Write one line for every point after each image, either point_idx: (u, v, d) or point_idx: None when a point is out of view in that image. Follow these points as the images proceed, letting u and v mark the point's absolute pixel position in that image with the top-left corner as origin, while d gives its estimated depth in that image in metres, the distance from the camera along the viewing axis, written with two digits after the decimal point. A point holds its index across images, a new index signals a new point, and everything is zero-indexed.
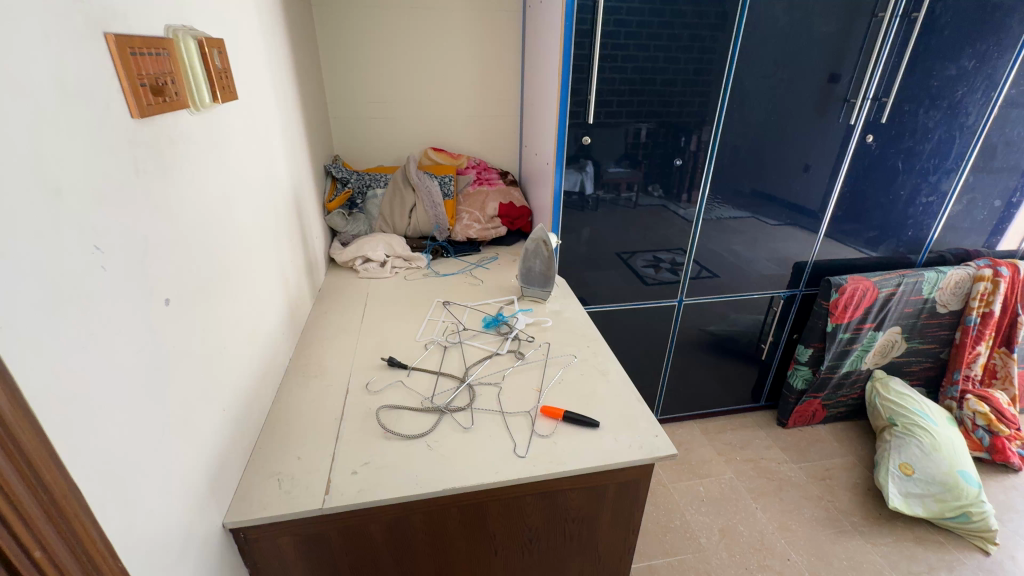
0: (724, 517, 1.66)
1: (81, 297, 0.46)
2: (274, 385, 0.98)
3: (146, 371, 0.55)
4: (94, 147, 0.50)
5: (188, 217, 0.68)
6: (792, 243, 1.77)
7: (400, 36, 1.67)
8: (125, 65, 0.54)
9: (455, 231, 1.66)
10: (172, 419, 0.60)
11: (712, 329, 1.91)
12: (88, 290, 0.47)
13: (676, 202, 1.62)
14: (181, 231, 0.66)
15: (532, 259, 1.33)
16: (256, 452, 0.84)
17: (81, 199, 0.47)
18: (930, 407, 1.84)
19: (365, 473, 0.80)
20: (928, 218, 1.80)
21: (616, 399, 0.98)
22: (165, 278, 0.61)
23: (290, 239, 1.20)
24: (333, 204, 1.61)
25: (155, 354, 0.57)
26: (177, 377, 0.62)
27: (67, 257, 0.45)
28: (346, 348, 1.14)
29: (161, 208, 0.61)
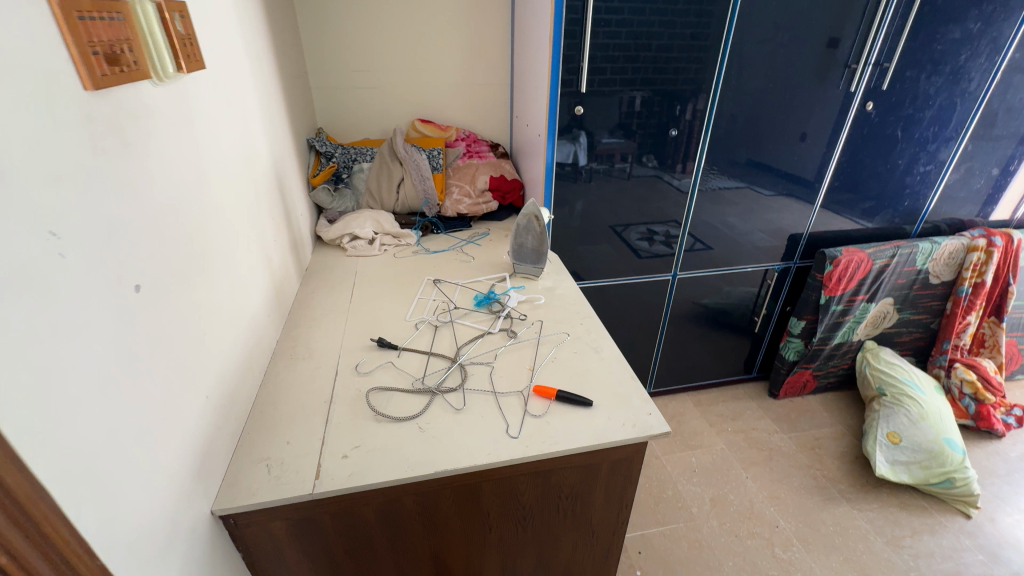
0: (715, 486, 1.69)
1: (38, 288, 0.43)
2: (261, 367, 0.96)
3: (118, 362, 0.53)
4: (43, 123, 0.45)
5: (157, 198, 0.64)
6: (788, 215, 1.75)
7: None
8: (72, 31, 0.49)
9: (444, 206, 1.62)
10: (152, 410, 0.58)
11: (705, 302, 1.91)
12: (46, 281, 0.44)
13: (670, 173, 1.59)
14: (151, 214, 0.62)
15: (524, 235, 1.30)
16: (244, 437, 0.82)
17: (31, 182, 0.43)
18: (919, 376, 1.87)
19: (356, 456, 0.79)
20: (925, 187, 1.77)
21: (609, 377, 0.97)
22: (135, 264, 0.58)
23: (273, 216, 1.16)
24: (318, 180, 1.54)
25: (128, 344, 0.55)
26: (154, 366, 0.60)
27: (20, 247, 0.42)
28: (335, 329, 1.12)
29: (126, 188, 0.57)
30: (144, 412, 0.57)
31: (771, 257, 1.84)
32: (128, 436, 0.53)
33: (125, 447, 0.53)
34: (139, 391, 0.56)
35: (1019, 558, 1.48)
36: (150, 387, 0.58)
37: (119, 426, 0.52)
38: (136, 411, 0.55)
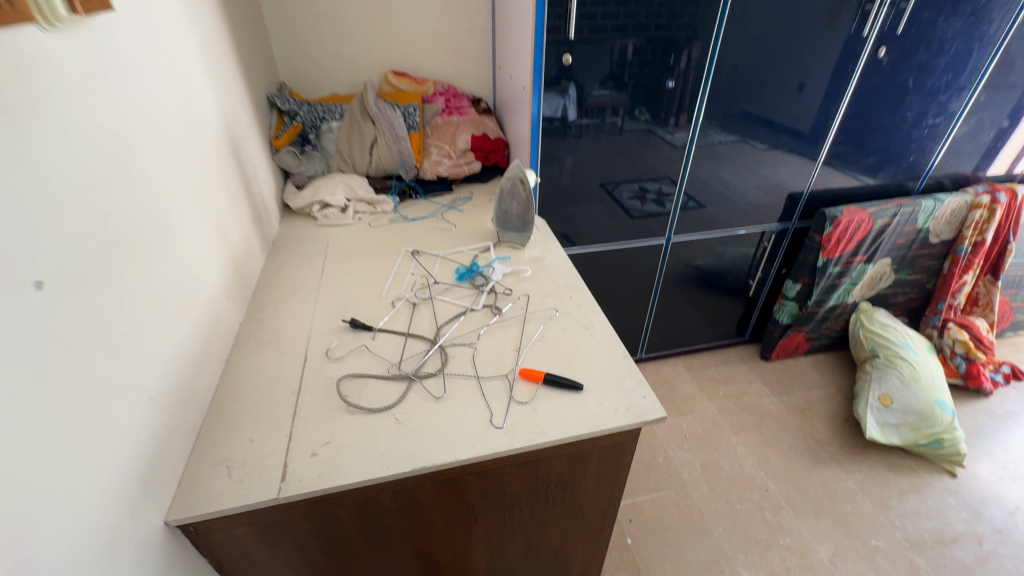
0: (705, 452, 1.68)
1: None
2: (221, 354, 0.88)
3: (16, 376, 0.45)
4: None
5: (62, 174, 0.53)
6: (785, 170, 1.65)
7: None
8: None
9: (423, 168, 1.50)
10: (73, 425, 0.51)
11: (698, 264, 1.83)
12: None
13: (663, 126, 1.47)
14: (54, 195, 0.52)
15: (508, 200, 1.20)
16: (203, 435, 0.75)
17: None
18: (912, 337, 1.84)
19: (327, 454, 0.73)
20: (932, 141, 1.68)
21: (600, 357, 0.91)
22: (32, 257, 0.48)
23: (228, 185, 1.04)
24: (282, 142, 1.39)
25: (29, 354, 0.46)
26: (72, 374, 0.52)
27: None
28: (305, 308, 1.03)
29: (10, 166, 0.47)
30: (62, 430, 0.49)
31: (762, 214, 1.74)
32: (38, 461, 0.46)
33: (36, 473, 0.45)
34: (51, 405, 0.48)
35: (1001, 515, 1.50)
36: (68, 398, 0.50)
37: (23, 450, 0.44)
38: (48, 430, 0.47)
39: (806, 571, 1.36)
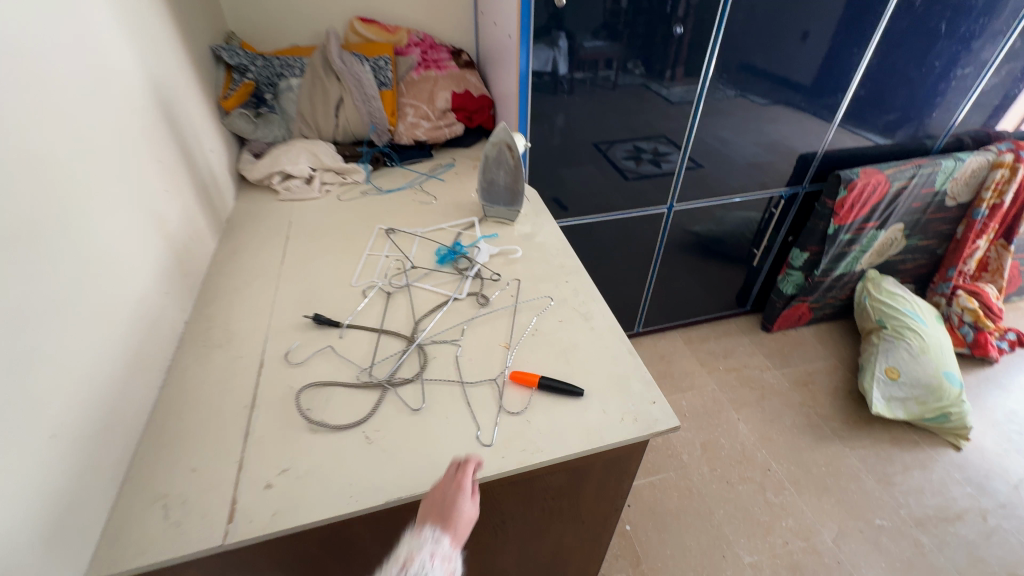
0: (706, 431, 1.61)
1: None
2: (160, 362, 0.75)
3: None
4: None
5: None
6: (789, 126, 1.50)
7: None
8: None
9: (398, 132, 1.32)
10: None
11: (696, 230, 1.70)
12: None
13: (658, 81, 1.30)
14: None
15: (494, 169, 1.05)
16: (135, 466, 0.64)
17: None
18: (920, 306, 1.76)
19: (284, 485, 0.62)
20: (958, 95, 1.53)
21: (602, 354, 0.79)
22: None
23: (162, 159, 0.88)
24: (231, 104, 1.20)
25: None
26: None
27: None
28: (262, 300, 0.90)
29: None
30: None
31: (761, 171, 1.59)
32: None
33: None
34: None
35: (1005, 489, 1.47)
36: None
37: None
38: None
39: (809, 553, 1.32)
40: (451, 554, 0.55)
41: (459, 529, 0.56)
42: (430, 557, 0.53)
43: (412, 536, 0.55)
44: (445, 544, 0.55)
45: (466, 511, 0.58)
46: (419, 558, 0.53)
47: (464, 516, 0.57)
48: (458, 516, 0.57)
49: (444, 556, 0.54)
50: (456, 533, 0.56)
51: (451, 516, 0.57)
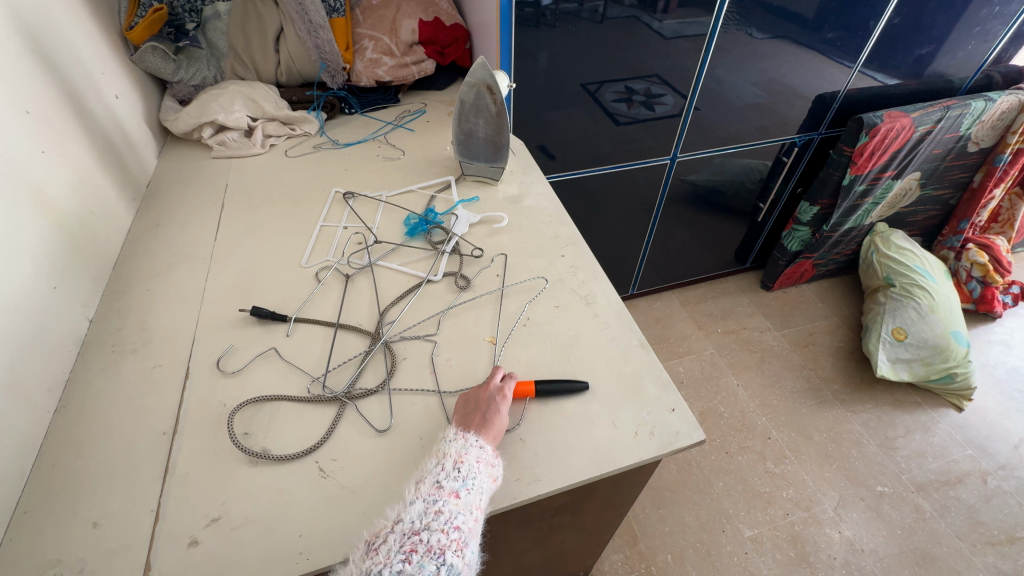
0: (704, 398, 1.53)
1: None
2: (49, 380, 0.59)
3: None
4: None
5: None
6: (789, 63, 1.30)
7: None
8: None
9: (355, 73, 1.10)
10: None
11: (694, 180, 1.53)
12: None
13: (650, 11, 1.09)
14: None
15: (472, 118, 0.86)
16: (16, 524, 0.49)
17: None
18: (929, 262, 1.66)
19: (214, 541, 0.48)
20: (997, 24, 1.36)
21: (608, 349, 0.66)
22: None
23: (35, 114, 0.67)
24: (140, 36, 0.94)
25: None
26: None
27: None
28: (190, 289, 0.72)
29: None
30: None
31: (764, 116, 1.41)
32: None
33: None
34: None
35: (1006, 449, 1.44)
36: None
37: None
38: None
39: (811, 524, 1.27)
40: (496, 459, 0.52)
41: (498, 435, 0.54)
42: (478, 459, 0.50)
43: (455, 437, 0.52)
44: (489, 445, 0.52)
45: (503, 418, 0.55)
46: (468, 456, 0.49)
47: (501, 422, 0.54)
48: (496, 421, 0.54)
49: (489, 460, 0.51)
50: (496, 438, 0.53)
51: (490, 422, 0.54)
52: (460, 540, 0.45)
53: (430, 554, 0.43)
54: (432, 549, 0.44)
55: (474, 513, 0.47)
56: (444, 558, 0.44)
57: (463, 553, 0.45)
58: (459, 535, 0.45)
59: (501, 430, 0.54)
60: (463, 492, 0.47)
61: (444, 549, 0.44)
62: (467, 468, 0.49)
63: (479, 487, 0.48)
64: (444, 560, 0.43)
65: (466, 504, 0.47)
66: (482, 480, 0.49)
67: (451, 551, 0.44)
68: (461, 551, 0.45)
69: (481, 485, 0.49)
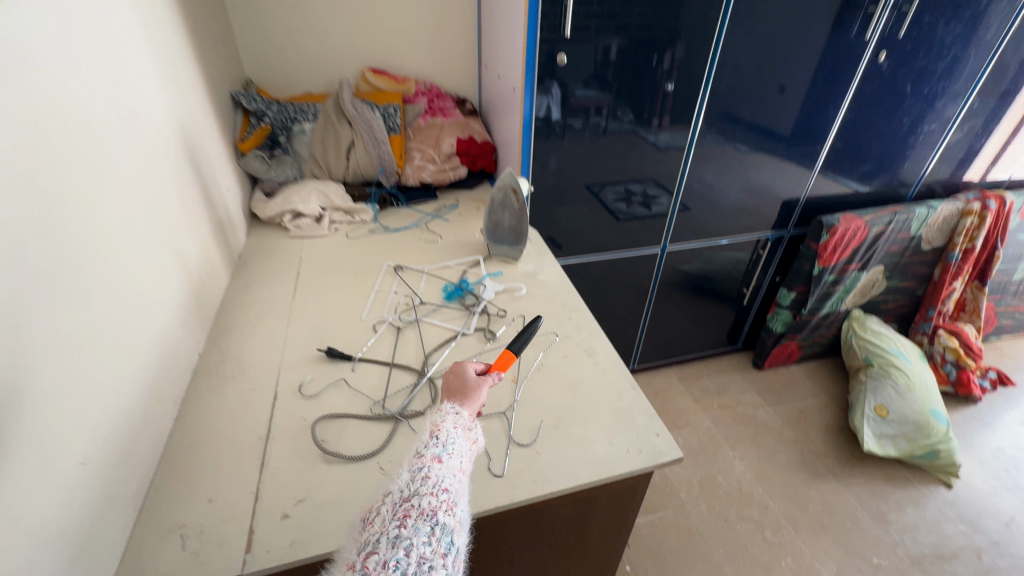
0: (702, 468, 1.62)
1: None
2: (175, 395, 0.76)
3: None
4: None
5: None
6: (757, 174, 1.58)
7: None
8: None
9: (405, 174, 1.39)
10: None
11: (687, 269, 1.76)
12: None
13: (646, 128, 1.38)
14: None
15: (499, 212, 1.11)
16: (151, 498, 0.64)
17: None
18: (904, 346, 1.83)
19: (299, 516, 0.63)
20: (926, 148, 1.66)
21: (607, 389, 0.83)
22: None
23: (186, 199, 0.91)
24: (248, 146, 1.26)
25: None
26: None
27: None
28: (275, 334, 0.92)
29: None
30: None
31: (745, 215, 1.67)
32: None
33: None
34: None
35: (998, 526, 1.49)
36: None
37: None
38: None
39: None
40: (473, 425, 0.59)
41: (473, 396, 0.63)
42: (454, 425, 0.57)
43: (434, 412, 0.60)
44: (465, 410, 0.60)
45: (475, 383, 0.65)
46: (444, 425, 0.56)
47: (476, 382, 0.65)
48: (468, 391, 0.64)
49: (466, 425, 0.58)
50: (471, 400, 0.63)
51: (466, 384, 0.65)
52: (449, 501, 0.49)
53: (422, 516, 0.47)
54: (425, 512, 0.47)
55: (457, 475, 0.52)
56: (437, 518, 0.47)
57: (453, 512, 0.49)
58: (448, 496, 0.49)
59: (475, 389, 0.64)
60: (444, 456, 0.53)
61: (435, 510, 0.48)
62: (445, 434, 0.55)
63: (458, 450, 0.55)
64: (436, 519, 0.47)
65: (449, 467, 0.52)
66: (460, 445, 0.55)
67: (441, 511, 0.48)
68: (451, 510, 0.49)
69: (460, 449, 0.55)
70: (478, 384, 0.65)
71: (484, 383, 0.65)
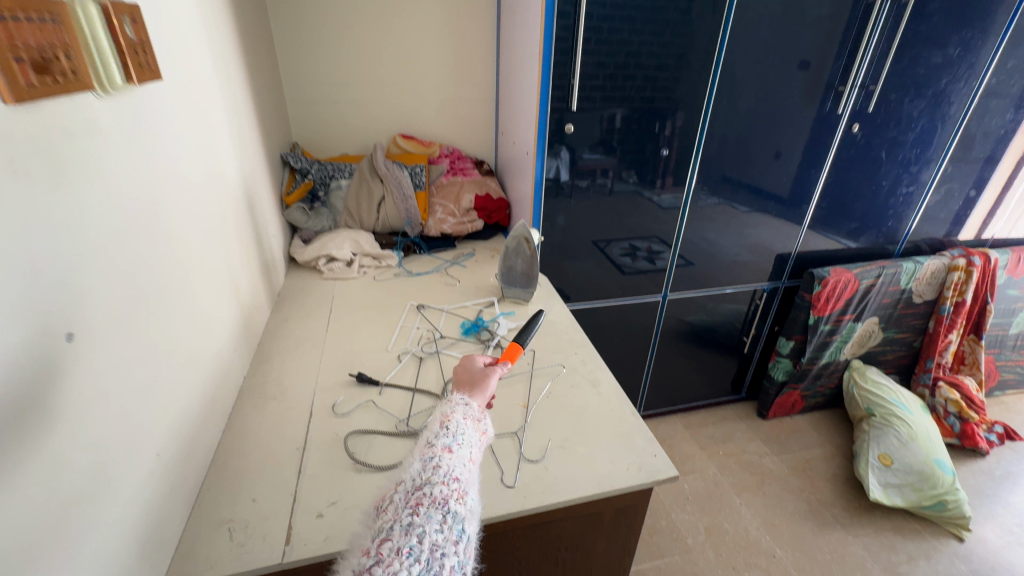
0: (709, 514, 1.63)
1: None
2: (225, 410, 0.86)
3: (7, 428, 0.41)
4: None
5: (79, 213, 0.52)
6: (751, 229, 1.71)
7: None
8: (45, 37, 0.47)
9: (428, 225, 1.54)
10: (68, 487, 0.47)
11: (690, 319, 1.86)
12: None
13: (650, 188, 1.54)
14: (68, 237, 0.50)
15: (513, 257, 1.24)
16: (203, 496, 0.72)
17: None
18: (906, 396, 1.86)
19: (333, 515, 0.70)
20: (907, 209, 1.79)
21: (610, 415, 0.91)
22: (41, 307, 0.46)
23: (243, 240, 1.05)
24: (292, 199, 1.43)
25: (26, 404, 0.43)
26: (71, 430, 0.48)
27: None
28: (310, 361, 1.02)
29: (24, 199, 0.45)
30: (54, 491, 0.45)
31: (741, 268, 1.78)
32: (18, 536, 0.41)
33: (19, 547, 0.41)
34: (42, 463, 0.44)
35: None
36: (64, 452, 0.47)
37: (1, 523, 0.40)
38: (39, 495, 0.44)
39: None
40: (481, 416, 0.66)
41: (483, 387, 0.72)
42: (463, 417, 0.63)
43: (444, 404, 0.67)
44: (474, 402, 0.68)
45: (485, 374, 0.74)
46: (454, 416, 0.63)
47: (484, 375, 0.74)
48: (484, 382, 0.73)
49: (475, 416, 0.65)
50: (481, 391, 0.72)
51: (475, 375, 0.74)
52: (460, 490, 0.54)
53: (435, 505, 0.51)
54: (437, 501, 0.52)
55: (467, 465, 0.58)
56: (448, 506, 0.52)
57: (463, 500, 0.53)
58: (459, 485, 0.54)
59: (484, 380, 0.73)
60: (454, 446, 0.58)
61: (447, 499, 0.52)
62: (454, 426, 0.61)
63: (467, 441, 0.60)
64: (448, 507, 0.52)
65: (459, 457, 0.58)
66: (469, 435, 0.62)
67: (453, 500, 0.52)
68: (462, 499, 0.54)
69: (468, 440, 0.61)
70: (486, 375, 0.74)
71: (491, 374, 0.74)
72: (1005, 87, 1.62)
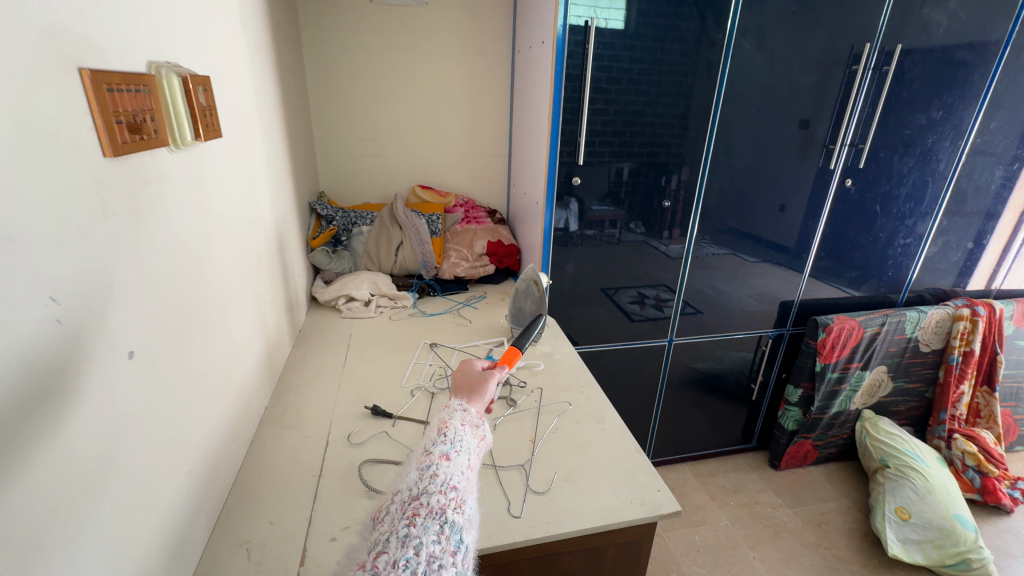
0: (721, 568, 1.59)
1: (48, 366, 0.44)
2: (247, 437, 0.90)
3: (77, 430, 0.47)
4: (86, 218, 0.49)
5: (147, 246, 0.60)
6: (753, 277, 1.76)
7: (389, 64, 1.65)
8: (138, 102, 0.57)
9: (442, 269, 1.63)
10: (116, 489, 0.53)
11: (697, 365, 1.88)
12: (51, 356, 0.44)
13: (657, 238, 1.62)
14: (137, 265, 0.58)
15: (523, 299, 1.31)
16: (223, 518, 0.76)
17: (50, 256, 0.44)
18: (920, 447, 1.83)
19: (345, 540, 0.73)
20: (907, 259, 1.84)
21: (614, 451, 0.93)
22: (112, 326, 0.53)
23: (272, 279, 1.13)
24: (317, 242, 1.55)
25: (92, 411, 0.49)
26: (121, 438, 0.54)
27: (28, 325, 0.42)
28: (328, 394, 1.07)
29: (111, 233, 0.53)
30: (105, 492, 0.51)
31: (745, 315, 1.82)
32: (75, 529, 0.46)
33: (74, 539, 0.46)
34: (99, 463, 0.50)
35: None
36: (116, 458, 0.53)
37: (63, 515, 0.45)
38: (92, 492, 0.49)
39: None
40: (479, 423, 0.70)
41: (481, 393, 0.76)
42: (461, 423, 0.67)
43: (444, 409, 0.71)
44: (472, 408, 0.72)
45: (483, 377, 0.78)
46: (452, 423, 0.66)
47: (482, 380, 0.77)
48: (481, 388, 0.77)
49: (473, 421, 0.69)
50: (479, 397, 0.75)
51: (474, 379, 0.78)
52: (457, 499, 0.57)
53: (431, 514, 0.55)
54: (433, 511, 0.55)
55: (464, 473, 0.61)
56: (445, 515, 0.55)
57: (460, 508, 0.57)
58: (456, 494, 0.57)
59: (483, 386, 0.77)
60: (452, 454, 0.62)
61: (444, 508, 0.55)
62: (452, 433, 0.65)
63: (465, 448, 0.64)
64: (445, 516, 0.55)
65: (457, 465, 0.61)
66: (467, 442, 0.65)
67: (450, 509, 0.56)
68: (460, 508, 0.57)
69: (467, 446, 0.64)
70: (484, 380, 0.78)
71: (489, 378, 0.78)
72: (991, 146, 1.71)
